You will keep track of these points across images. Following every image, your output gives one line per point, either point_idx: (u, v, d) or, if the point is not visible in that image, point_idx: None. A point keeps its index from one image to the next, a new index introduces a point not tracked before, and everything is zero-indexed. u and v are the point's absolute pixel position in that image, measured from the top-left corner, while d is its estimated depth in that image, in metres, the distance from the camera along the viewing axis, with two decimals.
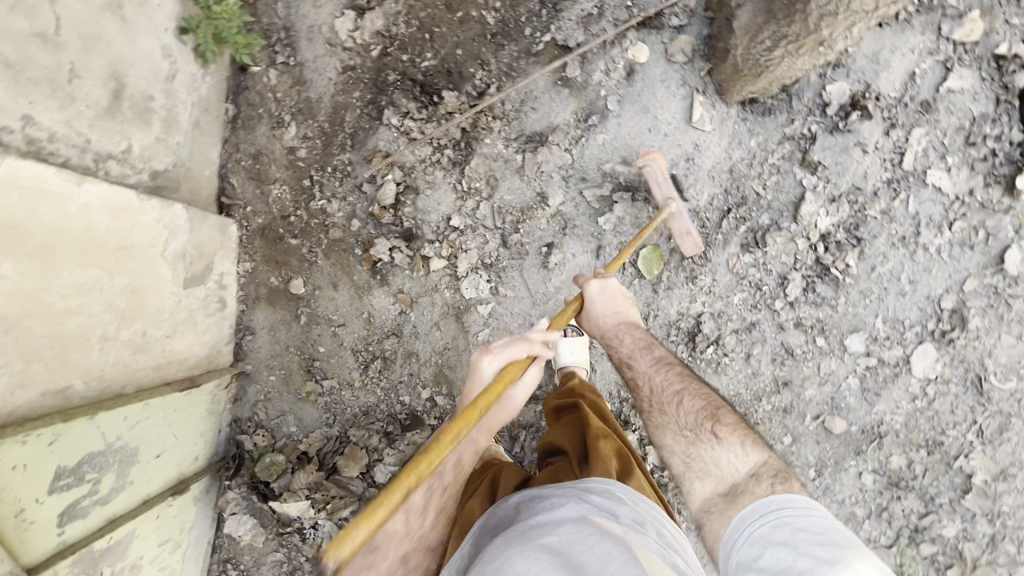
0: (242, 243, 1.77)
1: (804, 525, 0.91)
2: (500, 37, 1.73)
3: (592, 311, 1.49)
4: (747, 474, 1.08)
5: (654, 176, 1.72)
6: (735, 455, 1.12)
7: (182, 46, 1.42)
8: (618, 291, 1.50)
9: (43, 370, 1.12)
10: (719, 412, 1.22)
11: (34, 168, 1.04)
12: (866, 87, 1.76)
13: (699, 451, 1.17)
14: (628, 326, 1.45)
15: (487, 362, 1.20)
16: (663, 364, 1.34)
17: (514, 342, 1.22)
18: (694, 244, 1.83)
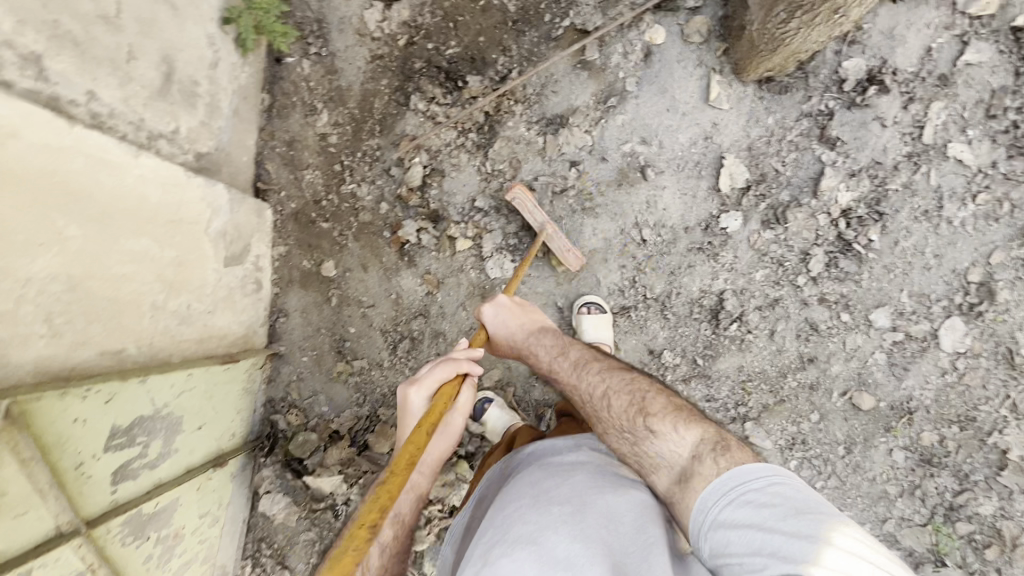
0: (277, 227, 1.84)
1: (765, 499, 0.85)
2: (521, 24, 1.80)
3: (499, 335, 1.47)
4: (693, 457, 0.99)
5: (524, 207, 1.78)
6: (676, 443, 1.03)
7: (225, 36, 1.52)
8: (511, 304, 1.49)
9: (101, 331, 1.19)
10: (648, 401, 1.13)
11: (97, 139, 1.12)
12: (882, 62, 1.78)
13: (641, 450, 1.06)
14: (537, 335, 1.43)
15: (414, 394, 1.21)
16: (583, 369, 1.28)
17: (439, 364, 1.25)
18: (577, 261, 1.84)
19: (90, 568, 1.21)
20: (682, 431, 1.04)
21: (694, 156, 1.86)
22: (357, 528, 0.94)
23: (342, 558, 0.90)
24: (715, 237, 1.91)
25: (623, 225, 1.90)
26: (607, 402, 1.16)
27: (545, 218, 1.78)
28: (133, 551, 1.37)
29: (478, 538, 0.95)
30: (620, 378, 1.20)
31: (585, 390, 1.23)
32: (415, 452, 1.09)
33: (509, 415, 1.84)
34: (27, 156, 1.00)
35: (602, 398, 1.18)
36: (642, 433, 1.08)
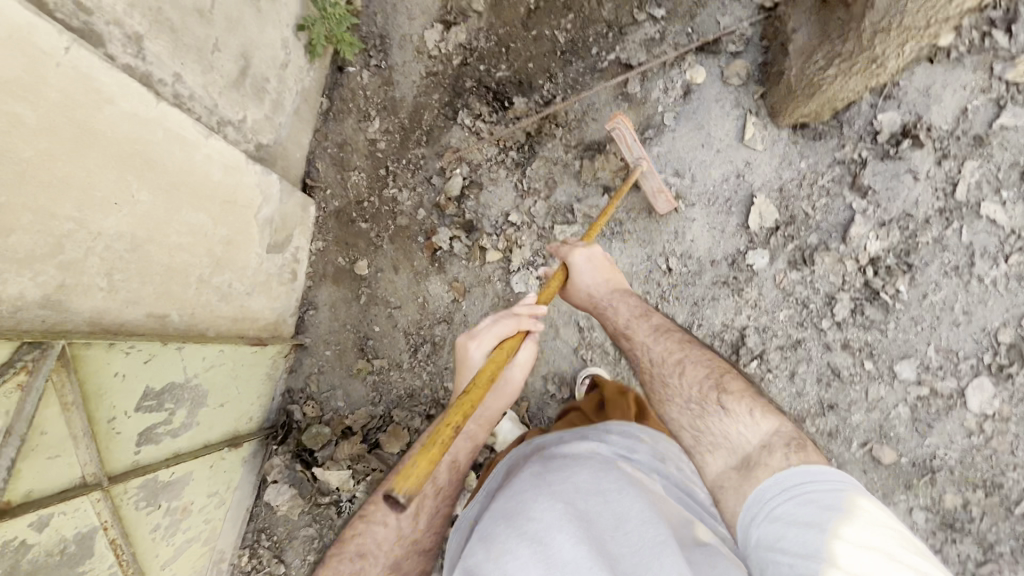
0: (318, 224, 1.93)
1: (830, 504, 0.83)
2: (568, 55, 1.90)
3: (576, 283, 1.40)
4: (763, 446, 0.98)
5: (625, 138, 1.69)
6: (748, 427, 1.02)
7: (298, 41, 1.65)
8: (602, 259, 1.42)
9: (151, 294, 1.27)
10: (728, 379, 1.11)
11: (178, 117, 1.23)
12: (917, 118, 1.79)
13: (707, 424, 1.07)
14: (621, 293, 1.36)
15: (475, 348, 1.11)
16: (662, 334, 1.24)
17: (501, 319, 1.13)
18: (668, 205, 1.86)
19: (102, 523, 1.26)
20: (758, 418, 1.03)
21: (725, 192, 1.91)
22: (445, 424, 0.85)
23: (431, 448, 0.81)
24: (741, 272, 1.93)
25: (651, 252, 1.97)
26: (681, 371, 1.14)
27: (643, 153, 1.71)
28: (144, 516, 1.39)
29: (477, 533, 0.91)
30: (699, 352, 1.17)
31: (658, 352, 1.20)
32: (488, 378, 1.00)
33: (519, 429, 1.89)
34: (117, 123, 1.11)
35: (674, 367, 1.17)
36: (712, 407, 1.07)
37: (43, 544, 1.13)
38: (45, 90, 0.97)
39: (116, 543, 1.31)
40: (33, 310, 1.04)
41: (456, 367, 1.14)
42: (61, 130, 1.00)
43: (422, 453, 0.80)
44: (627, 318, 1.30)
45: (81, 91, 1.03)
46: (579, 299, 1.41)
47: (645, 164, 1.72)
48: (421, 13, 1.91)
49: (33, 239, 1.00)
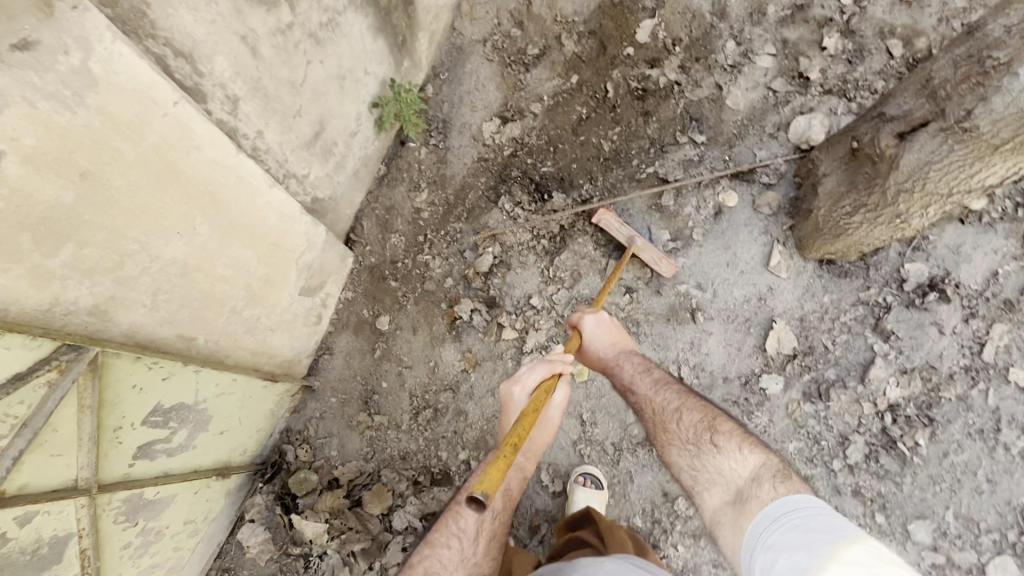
0: (352, 275, 2.05)
1: (808, 524, 0.93)
2: (610, 162, 2.01)
3: (591, 345, 1.55)
4: (751, 478, 1.11)
5: (610, 224, 1.91)
6: (738, 462, 1.15)
7: (370, 116, 1.84)
8: (610, 322, 1.57)
9: (186, 318, 1.37)
10: (719, 422, 1.25)
11: (251, 168, 1.39)
12: (945, 273, 1.82)
13: (705, 463, 1.20)
14: (626, 352, 1.51)
15: (518, 392, 1.31)
16: (661, 384, 1.39)
17: (535, 365, 1.33)
18: (672, 268, 1.90)
19: (79, 530, 1.28)
20: (746, 453, 1.16)
21: (744, 312, 1.93)
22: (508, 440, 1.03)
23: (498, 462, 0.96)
24: (753, 394, 1.90)
25: (664, 357, 1.95)
26: (679, 417, 1.29)
27: (631, 232, 1.91)
28: (119, 531, 1.41)
29: None
30: (695, 400, 1.32)
31: (659, 401, 1.36)
32: (534, 407, 1.16)
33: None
34: (199, 166, 1.26)
35: (673, 413, 1.32)
36: (706, 447, 1.22)
37: (20, 539, 1.16)
38: (148, 133, 1.14)
39: (85, 554, 1.32)
40: (81, 315, 1.14)
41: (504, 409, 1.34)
42: (150, 166, 1.16)
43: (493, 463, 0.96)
44: (632, 373, 1.44)
45: (176, 137, 1.19)
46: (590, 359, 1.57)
47: (638, 239, 1.90)
48: (482, 105, 2.09)
49: (100, 254, 1.12)
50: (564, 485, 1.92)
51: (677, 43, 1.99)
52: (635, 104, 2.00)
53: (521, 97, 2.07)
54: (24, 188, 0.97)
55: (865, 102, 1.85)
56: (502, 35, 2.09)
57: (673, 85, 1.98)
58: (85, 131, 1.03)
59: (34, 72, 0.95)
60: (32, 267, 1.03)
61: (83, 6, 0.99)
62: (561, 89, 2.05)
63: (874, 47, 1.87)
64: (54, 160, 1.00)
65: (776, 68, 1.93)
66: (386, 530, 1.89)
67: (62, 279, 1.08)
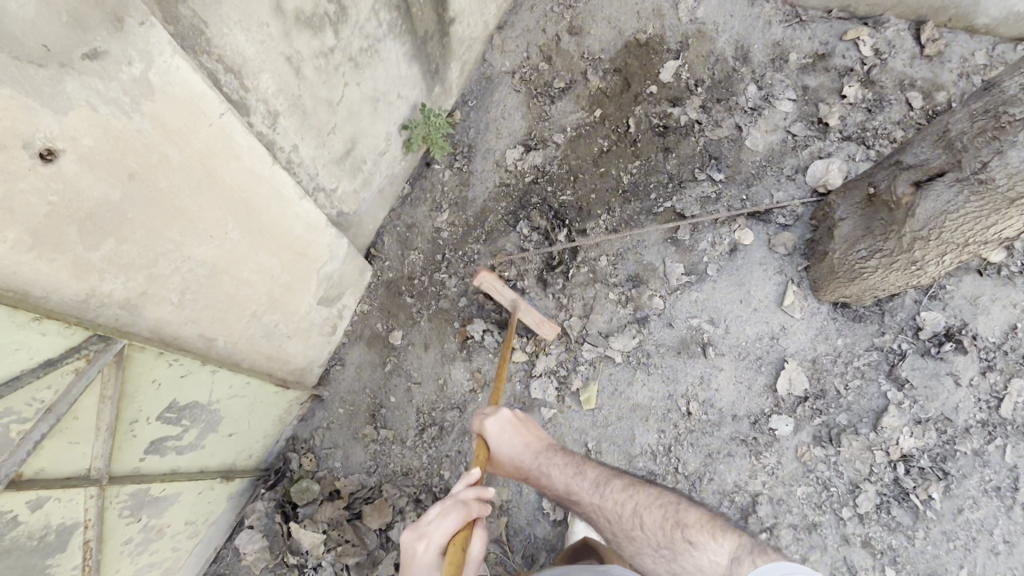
0: (369, 289, 2.10)
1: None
2: (629, 194, 2.05)
3: (501, 454, 1.42)
4: (732, 566, 1.16)
5: (493, 288, 1.94)
6: (715, 552, 1.20)
7: (399, 137, 1.92)
8: (515, 419, 1.45)
9: (209, 318, 1.41)
10: (677, 513, 1.29)
11: (284, 178, 1.46)
12: (962, 323, 1.81)
13: (684, 563, 1.24)
14: (547, 454, 1.44)
15: (421, 550, 1.02)
16: (605, 486, 1.38)
17: (445, 513, 1.05)
18: (553, 330, 1.95)
19: (86, 520, 1.30)
20: (718, 539, 1.21)
21: (756, 350, 1.92)
22: None
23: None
24: (762, 434, 1.88)
25: (673, 391, 1.95)
26: (642, 522, 1.30)
27: (514, 295, 1.94)
28: (123, 525, 1.43)
29: None
30: (644, 494, 1.34)
31: (613, 508, 1.34)
32: None
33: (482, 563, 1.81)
34: (236, 174, 1.33)
35: (632, 517, 1.33)
36: (681, 547, 1.25)
37: (29, 524, 1.19)
38: (194, 141, 1.21)
39: (89, 545, 1.33)
40: (113, 308, 1.19)
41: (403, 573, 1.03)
42: (192, 172, 1.22)
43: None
44: (567, 479, 1.41)
45: (219, 145, 1.26)
46: (504, 466, 1.45)
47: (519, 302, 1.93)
48: (508, 133, 2.16)
49: (137, 251, 1.17)
50: (565, 514, 1.89)
51: (700, 84, 2.05)
52: (655, 140, 2.05)
53: (545, 127, 2.14)
54: (76, 184, 1.03)
55: (884, 150, 1.88)
56: (530, 68, 2.17)
57: (694, 124, 2.03)
58: (138, 135, 1.10)
59: (99, 79, 1.02)
60: (74, 259, 1.08)
61: (149, 21, 1.06)
62: (585, 122, 2.11)
63: (894, 98, 1.91)
64: (106, 160, 1.06)
65: (796, 112, 1.97)
66: (382, 545, 1.88)
67: (100, 273, 1.13)
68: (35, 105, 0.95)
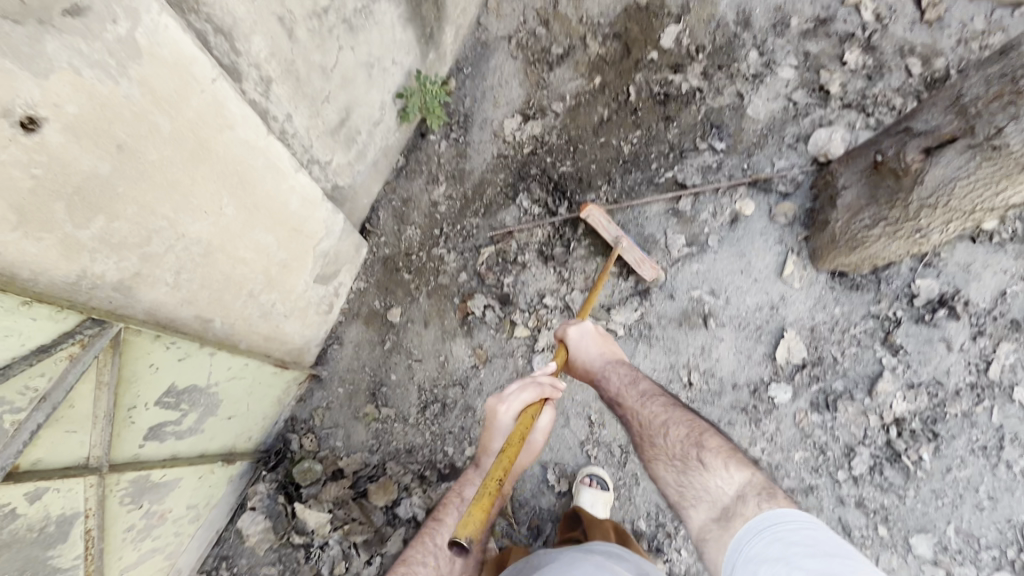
0: (365, 266, 2.04)
1: (794, 538, 0.91)
2: (630, 164, 2.01)
3: (579, 359, 1.50)
4: (737, 495, 1.04)
5: (598, 222, 1.90)
6: (724, 478, 1.09)
7: (394, 106, 1.84)
8: (598, 334, 1.53)
9: (206, 298, 1.36)
10: (706, 436, 1.18)
11: (280, 150, 1.38)
12: (955, 290, 1.83)
13: (691, 478, 1.13)
14: (614, 365, 1.45)
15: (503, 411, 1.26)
16: (649, 397, 1.32)
17: (524, 387, 1.29)
18: (653, 272, 1.90)
19: (86, 510, 1.25)
20: (732, 469, 1.09)
21: (756, 320, 1.93)
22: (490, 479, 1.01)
23: (480, 500, 0.96)
24: (761, 402, 1.92)
25: (674, 361, 1.96)
26: (665, 430, 1.22)
27: (619, 232, 1.89)
28: (124, 513, 1.38)
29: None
30: (683, 413, 1.26)
31: (646, 415, 1.29)
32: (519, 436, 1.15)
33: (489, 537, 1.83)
34: (231, 145, 1.26)
35: (660, 428, 1.25)
36: (693, 463, 1.15)
37: (28, 516, 1.14)
38: (185, 109, 1.13)
39: (90, 535, 1.29)
40: (106, 290, 1.13)
41: (487, 427, 1.29)
42: (184, 142, 1.15)
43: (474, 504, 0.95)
44: (619, 386, 1.39)
45: (211, 113, 1.18)
46: (578, 371, 1.51)
47: (624, 240, 1.88)
48: (505, 102, 2.09)
49: (129, 229, 1.11)
50: (569, 484, 1.91)
51: (701, 50, 2.00)
52: (657, 109, 2.00)
53: (544, 95, 2.07)
54: (62, 156, 0.96)
55: (884, 118, 1.87)
56: (527, 33, 2.09)
57: (695, 92, 1.98)
58: (126, 103, 1.02)
59: (82, 39, 0.93)
60: (63, 238, 1.01)
61: None
62: (584, 90, 2.05)
63: (893, 65, 1.89)
64: (93, 130, 0.99)
65: (797, 80, 1.94)
66: (388, 522, 1.88)
67: (91, 252, 1.07)
68: (13, 68, 0.86)
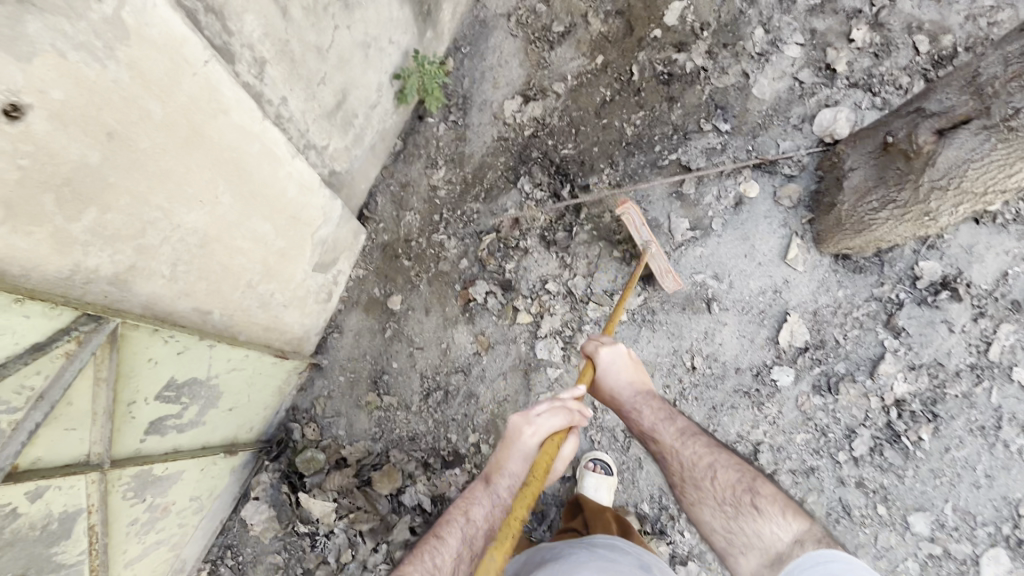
0: (365, 253, 2.02)
1: (847, 570, 0.95)
2: (633, 146, 1.97)
3: (606, 382, 1.38)
4: (795, 542, 1.05)
5: (632, 222, 1.79)
6: (780, 526, 1.08)
7: (391, 87, 1.78)
8: (628, 356, 1.41)
9: (204, 290, 1.33)
10: (757, 481, 1.16)
11: (275, 135, 1.33)
12: (958, 272, 1.81)
13: (742, 526, 1.13)
14: (645, 396, 1.36)
15: (528, 434, 1.13)
16: (691, 436, 1.26)
17: (555, 410, 1.16)
18: (676, 282, 1.87)
19: (89, 506, 1.23)
20: (789, 517, 1.09)
21: (759, 304, 1.91)
22: (512, 517, 0.98)
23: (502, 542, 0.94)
24: (764, 385, 1.92)
25: (677, 346, 1.95)
26: (714, 476, 1.19)
27: (650, 237, 1.80)
28: (127, 507, 1.37)
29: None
30: (728, 454, 1.22)
31: (689, 457, 1.24)
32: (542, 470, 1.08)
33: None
34: (225, 131, 1.21)
35: (706, 470, 1.21)
36: (746, 509, 1.13)
37: (30, 515, 1.12)
38: (177, 93, 1.09)
39: (94, 530, 1.27)
40: (101, 284, 1.10)
41: (504, 446, 1.15)
42: (177, 129, 1.11)
43: (497, 545, 0.94)
44: (653, 419, 1.32)
45: (204, 98, 1.14)
46: (602, 397, 1.41)
47: (653, 247, 1.80)
48: (505, 82, 2.03)
49: (123, 221, 1.08)
50: (573, 470, 1.91)
51: (705, 27, 1.94)
52: (660, 89, 1.95)
53: (545, 75, 2.02)
54: (49, 145, 0.92)
55: (891, 97, 1.81)
56: (527, 10, 2.03)
57: (699, 71, 1.93)
58: (114, 87, 0.98)
59: (65, 19, 0.89)
60: (54, 232, 0.98)
61: None
62: (586, 70, 2.00)
63: (901, 42, 1.82)
64: (81, 117, 0.95)
65: (803, 58, 1.89)
66: (394, 510, 1.88)
67: (84, 245, 1.03)
68: None
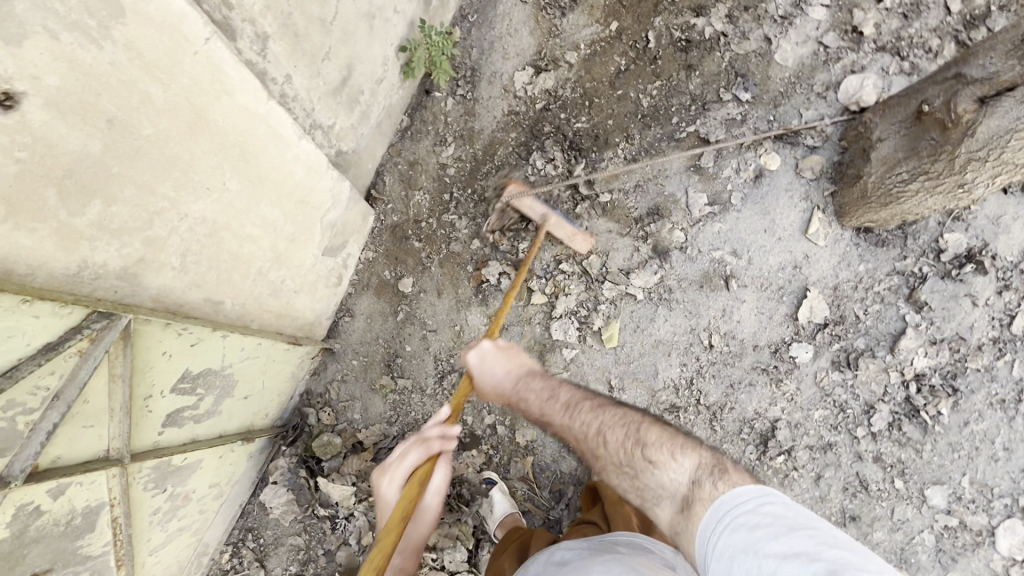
0: (373, 235, 1.98)
1: (757, 521, 0.87)
2: (649, 119, 1.89)
3: (485, 380, 1.39)
4: (693, 482, 1.01)
5: (521, 203, 1.80)
6: (676, 470, 1.05)
7: (397, 60, 1.70)
8: (497, 349, 1.41)
9: (215, 280, 1.29)
10: (644, 428, 1.13)
11: (280, 116, 1.29)
12: (983, 244, 1.71)
13: (644, 481, 1.08)
14: (526, 379, 1.35)
15: (386, 485, 1.19)
16: (575, 408, 1.23)
17: (408, 452, 1.22)
18: (585, 241, 1.87)
19: (111, 499, 1.22)
20: (680, 458, 1.05)
21: (779, 280, 1.85)
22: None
23: None
24: (782, 362, 1.87)
25: (695, 324, 1.90)
26: (603, 440, 1.15)
27: (544, 210, 1.81)
28: (148, 498, 1.36)
29: None
30: (611, 412, 1.19)
31: (577, 429, 1.20)
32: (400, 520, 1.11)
33: (509, 501, 1.87)
34: (228, 113, 1.17)
35: (597, 435, 1.17)
36: (641, 463, 1.09)
37: (53, 511, 1.12)
38: (178, 73, 1.05)
39: (117, 522, 1.27)
40: (110, 279, 1.07)
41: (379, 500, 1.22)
42: (180, 112, 1.07)
43: None
44: (539, 404, 1.29)
45: (206, 80, 1.11)
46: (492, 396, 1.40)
47: (549, 218, 1.80)
48: (515, 53, 1.94)
49: (130, 212, 1.04)
50: None
51: None
52: (678, 56, 1.86)
53: (557, 44, 1.93)
54: (47, 136, 0.90)
55: (920, 62, 1.72)
56: None
57: (719, 37, 1.84)
58: (112, 70, 0.95)
59: None
60: (58, 227, 0.96)
61: None
62: (599, 37, 1.91)
63: (932, 2, 1.71)
64: (78, 103, 0.92)
65: (829, 20, 1.78)
66: None
67: (90, 240, 1.01)
68: None
